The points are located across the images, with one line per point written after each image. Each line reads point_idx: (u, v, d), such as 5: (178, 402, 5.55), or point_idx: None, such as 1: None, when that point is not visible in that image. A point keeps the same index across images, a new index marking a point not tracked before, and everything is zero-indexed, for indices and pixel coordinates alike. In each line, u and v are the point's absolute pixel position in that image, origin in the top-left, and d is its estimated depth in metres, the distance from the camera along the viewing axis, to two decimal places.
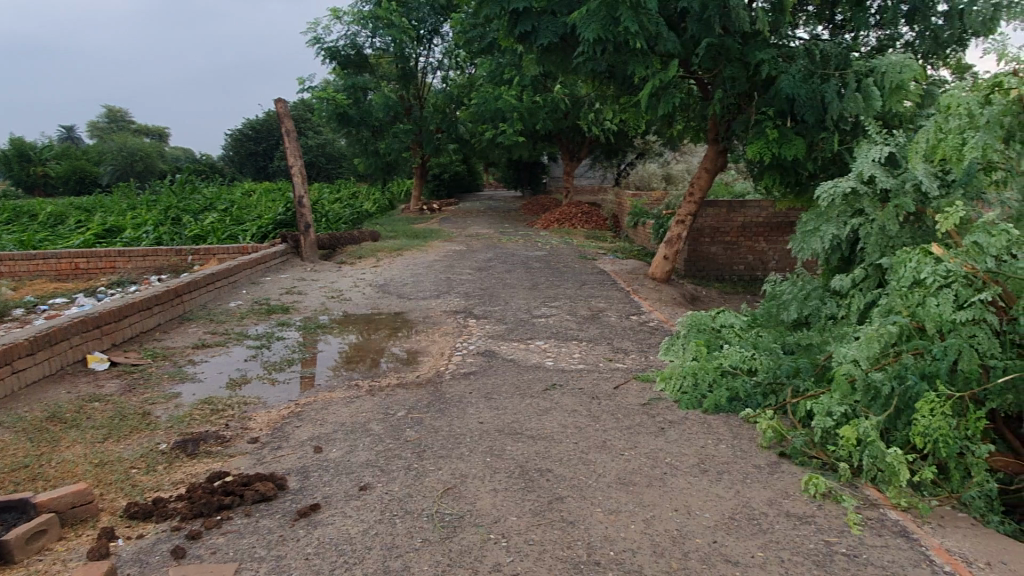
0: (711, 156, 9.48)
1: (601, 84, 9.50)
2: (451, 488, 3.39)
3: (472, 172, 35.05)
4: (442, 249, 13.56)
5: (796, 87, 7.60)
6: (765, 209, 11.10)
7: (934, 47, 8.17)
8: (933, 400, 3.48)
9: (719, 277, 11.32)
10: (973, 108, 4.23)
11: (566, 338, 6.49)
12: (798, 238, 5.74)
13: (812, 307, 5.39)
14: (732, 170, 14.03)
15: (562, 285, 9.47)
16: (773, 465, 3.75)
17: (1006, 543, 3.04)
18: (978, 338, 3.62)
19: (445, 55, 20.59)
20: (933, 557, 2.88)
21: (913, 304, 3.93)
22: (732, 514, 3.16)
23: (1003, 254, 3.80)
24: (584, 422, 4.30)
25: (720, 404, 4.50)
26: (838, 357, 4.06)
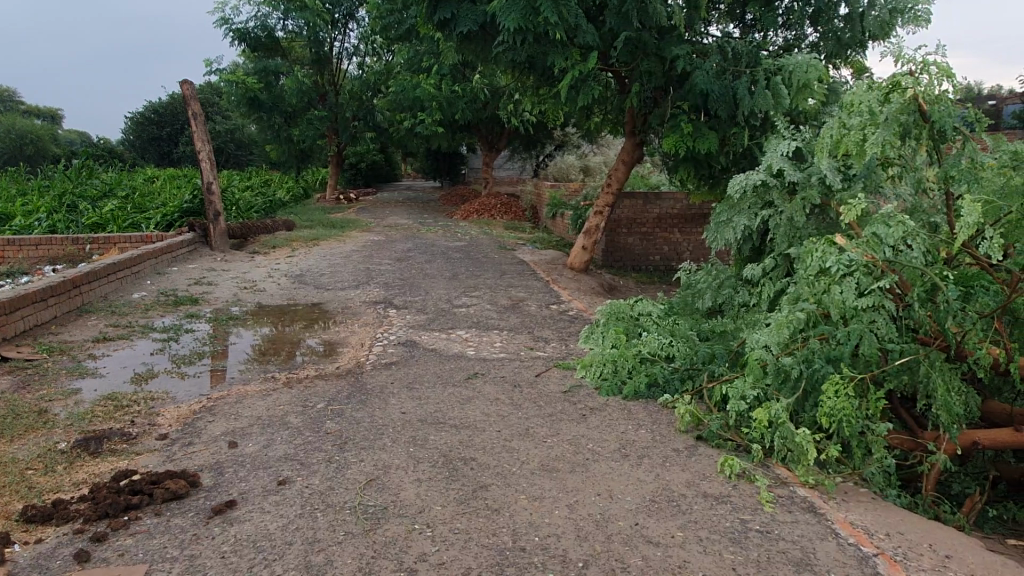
0: (629, 148, 9.66)
1: (521, 74, 9.53)
2: (374, 480, 3.32)
3: (390, 161, 34.52)
4: (361, 239, 13.32)
5: (710, 82, 7.86)
6: (680, 202, 11.43)
7: (837, 49, 8.52)
8: (838, 382, 3.66)
9: (636, 267, 11.56)
10: (873, 106, 4.42)
11: (488, 328, 6.49)
12: (712, 228, 5.93)
13: (725, 295, 5.60)
14: (647, 163, 14.37)
15: (483, 275, 9.45)
16: (691, 448, 3.86)
17: (903, 515, 3.26)
18: (877, 323, 3.82)
19: (361, 40, 20.16)
20: (839, 530, 3.03)
21: (819, 292, 4.09)
22: (653, 497, 3.24)
23: (900, 244, 3.95)
24: (507, 411, 4.31)
25: (640, 391, 4.59)
26: (751, 342, 4.22)
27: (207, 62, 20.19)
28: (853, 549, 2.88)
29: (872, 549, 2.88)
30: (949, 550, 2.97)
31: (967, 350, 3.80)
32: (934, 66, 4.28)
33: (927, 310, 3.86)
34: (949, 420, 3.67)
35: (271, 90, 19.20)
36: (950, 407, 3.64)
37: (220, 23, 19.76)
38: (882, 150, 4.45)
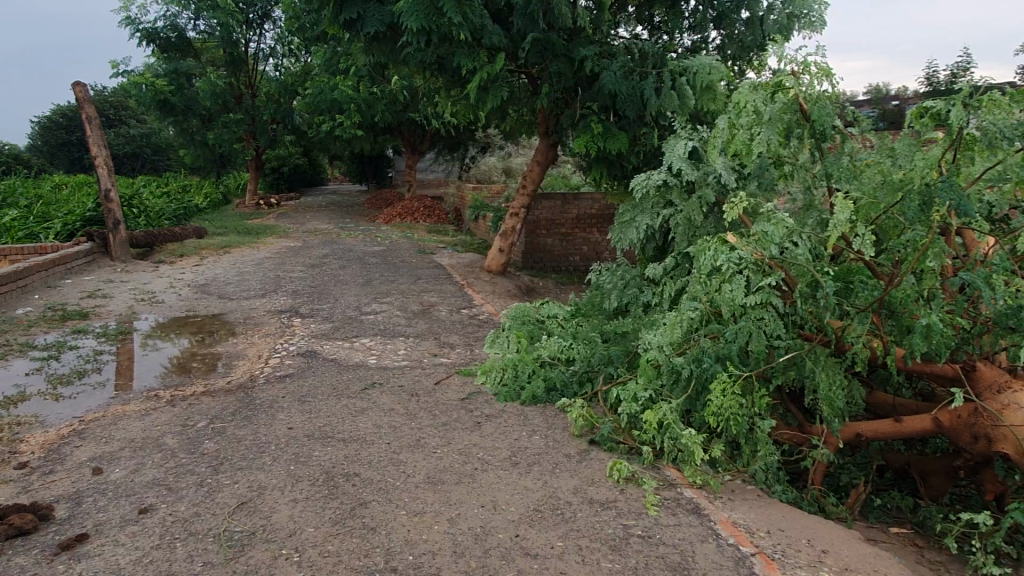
0: (543, 149, 9.57)
1: (431, 75, 9.36)
2: (246, 503, 3.14)
3: (315, 165, 33.78)
4: (276, 246, 12.92)
5: (617, 82, 7.85)
6: (597, 202, 11.48)
7: (740, 50, 8.68)
8: (725, 381, 3.67)
9: (556, 268, 11.52)
10: (759, 106, 4.47)
11: (393, 335, 6.34)
12: (616, 228, 5.92)
13: (630, 295, 5.53)
14: (568, 164, 14.42)
15: (397, 280, 9.27)
16: (583, 453, 3.81)
17: (786, 511, 3.28)
18: (765, 320, 3.83)
19: (277, 42, 19.36)
20: (719, 530, 3.02)
21: (711, 290, 4.09)
22: (537, 506, 3.16)
23: (786, 241, 3.95)
24: (399, 421, 4.17)
25: (537, 395, 4.54)
26: (645, 343, 4.22)
27: (114, 64, 19.27)
28: (731, 550, 2.87)
29: (750, 549, 2.87)
30: (826, 545, 2.99)
31: (847, 344, 3.86)
32: (814, 66, 4.37)
33: (810, 306, 3.90)
34: (831, 415, 3.71)
35: (182, 93, 18.47)
36: (832, 401, 3.68)
37: (126, 23, 18.87)
38: (769, 148, 4.52)
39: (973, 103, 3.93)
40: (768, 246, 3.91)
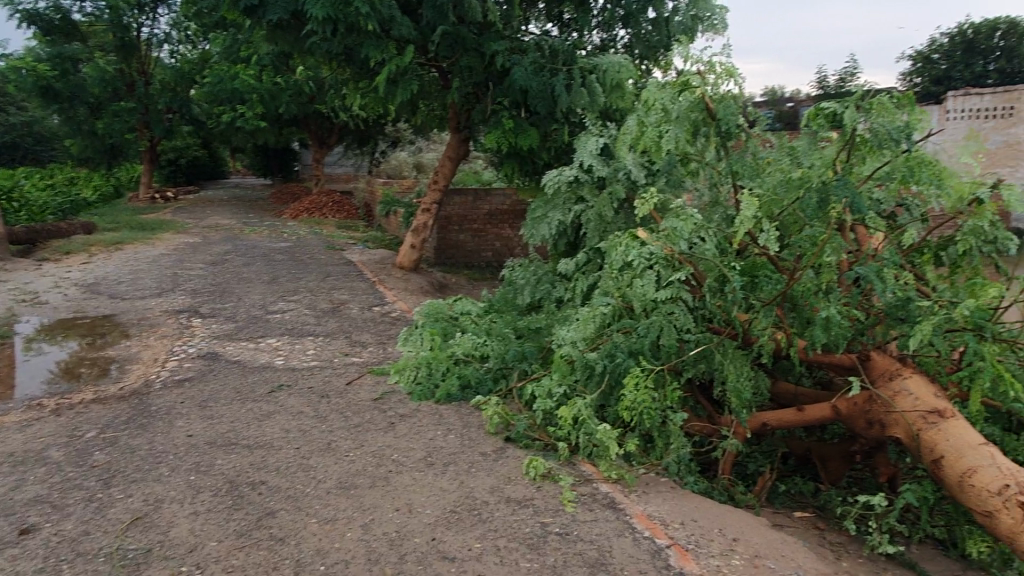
0: (454, 144, 9.47)
1: (338, 67, 9.09)
2: (141, 518, 2.94)
3: (215, 158, 32.38)
4: (173, 242, 12.27)
5: (528, 78, 7.85)
6: (509, 198, 11.48)
7: (647, 50, 8.86)
8: (638, 375, 3.71)
9: (469, 264, 11.44)
10: (666, 104, 4.54)
11: (301, 334, 6.12)
12: (528, 224, 5.91)
13: (543, 291, 5.54)
14: (479, 159, 14.38)
15: (304, 277, 8.97)
16: (499, 451, 3.77)
17: (697, 502, 3.34)
18: (675, 314, 3.90)
19: (173, 26, 18.19)
20: (635, 524, 3.04)
21: (623, 286, 4.14)
22: (454, 507, 3.11)
23: (694, 237, 4.03)
24: (308, 425, 4.01)
25: (452, 394, 4.47)
26: (559, 339, 4.22)
27: None
28: (647, 543, 2.90)
29: (665, 541, 2.91)
30: (736, 533, 3.07)
31: (753, 337, 3.97)
32: (719, 67, 4.47)
33: (718, 300, 4.00)
34: (739, 405, 3.82)
35: (67, 78, 17.25)
36: (739, 392, 3.79)
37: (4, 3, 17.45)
38: (677, 146, 4.61)
39: (864, 106, 4.14)
40: (677, 241, 3.97)
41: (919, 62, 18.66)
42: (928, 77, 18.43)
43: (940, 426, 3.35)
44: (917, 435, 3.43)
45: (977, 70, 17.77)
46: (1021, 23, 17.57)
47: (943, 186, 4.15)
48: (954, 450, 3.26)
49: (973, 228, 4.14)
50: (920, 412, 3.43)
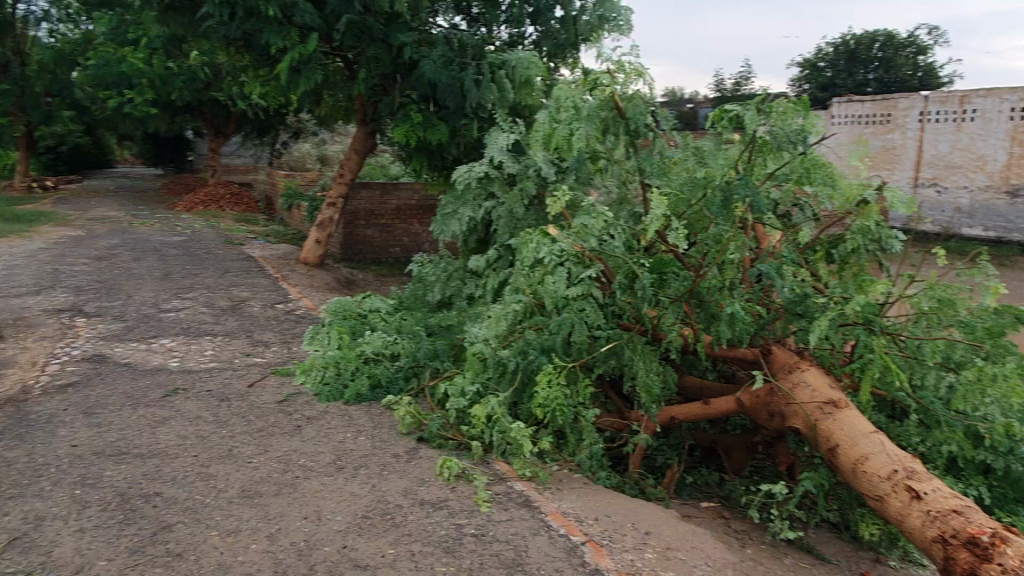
0: (360, 137, 9.22)
1: (237, 53, 8.68)
2: (19, 539, 2.69)
3: (100, 146, 30.39)
4: (53, 235, 11.40)
5: (436, 72, 7.80)
6: (417, 192, 11.30)
7: (555, 48, 8.84)
8: (551, 372, 3.71)
9: (377, 260, 11.19)
10: (577, 101, 4.59)
11: (198, 334, 5.80)
12: (438, 220, 5.83)
13: (454, 288, 5.47)
14: (386, 153, 14.12)
15: (201, 273, 8.53)
16: (412, 451, 3.69)
17: (610, 497, 3.38)
18: (586, 311, 3.93)
19: (52, 4, 16.94)
20: (550, 521, 3.04)
21: (534, 283, 4.14)
22: (366, 512, 3.01)
23: (604, 234, 4.07)
24: (208, 431, 3.79)
25: (362, 394, 4.35)
26: (471, 337, 4.18)
27: None
28: (563, 540, 2.90)
29: (580, 538, 2.92)
30: (648, 527, 3.12)
31: (662, 333, 4.05)
32: (627, 66, 4.53)
33: (627, 296, 4.05)
34: (649, 400, 3.89)
35: None
36: (649, 387, 3.86)
37: None
38: (587, 143, 4.64)
39: (765, 109, 4.30)
40: (588, 238, 4.01)
41: (807, 69, 19.78)
42: (815, 84, 19.52)
43: (834, 416, 3.53)
44: (815, 425, 3.59)
45: (859, 79, 18.98)
46: (897, 36, 18.79)
47: (836, 187, 4.40)
48: (848, 438, 3.42)
49: (861, 227, 4.30)
50: (816, 403, 3.60)
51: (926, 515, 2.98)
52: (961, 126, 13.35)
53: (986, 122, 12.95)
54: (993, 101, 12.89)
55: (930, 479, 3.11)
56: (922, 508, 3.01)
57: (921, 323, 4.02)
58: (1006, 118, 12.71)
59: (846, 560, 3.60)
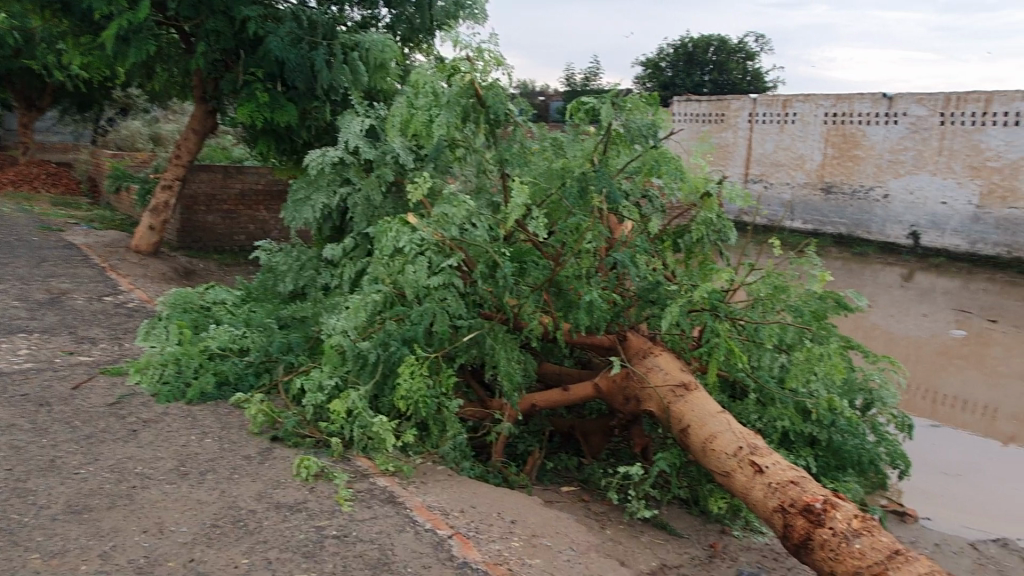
0: (199, 116, 8.54)
1: (52, 16, 7.77)
2: None
3: None
4: None
5: (284, 49, 7.28)
6: (263, 177, 10.66)
7: (409, 32, 8.63)
8: (413, 363, 3.61)
9: (219, 248, 10.46)
10: (435, 87, 4.45)
11: (9, 331, 5.14)
12: (288, 206, 5.53)
13: (308, 277, 5.20)
14: (228, 134, 13.25)
15: (11, 262, 7.58)
16: (264, 452, 3.47)
17: (475, 487, 3.36)
18: (447, 300, 3.88)
19: None
20: (415, 517, 2.97)
21: (394, 272, 4.02)
22: (214, 521, 2.79)
23: (465, 223, 4.01)
24: (24, 441, 3.36)
25: (207, 392, 4.04)
26: (327, 329, 3.99)
27: None
28: (429, 535, 2.83)
29: (447, 531, 2.86)
30: (514, 515, 3.13)
31: (523, 321, 4.08)
32: (487, 54, 4.40)
33: (489, 285, 4.03)
34: (512, 389, 3.90)
35: None
36: (511, 375, 3.86)
37: None
38: (446, 131, 4.53)
39: (620, 103, 4.44)
40: (448, 227, 3.96)
41: (650, 68, 20.79)
42: (656, 83, 20.55)
43: (685, 399, 3.70)
44: (668, 408, 3.75)
45: (695, 80, 20.23)
46: (728, 41, 20.16)
47: (684, 179, 4.57)
48: (697, 419, 3.60)
49: (705, 219, 4.62)
50: (669, 387, 3.76)
51: (767, 487, 3.18)
52: (784, 127, 14.70)
53: (805, 124, 14.35)
54: (810, 105, 14.33)
55: (770, 454, 3.33)
56: (764, 481, 3.21)
57: (757, 307, 4.24)
58: (821, 121, 14.15)
59: (696, 533, 3.80)
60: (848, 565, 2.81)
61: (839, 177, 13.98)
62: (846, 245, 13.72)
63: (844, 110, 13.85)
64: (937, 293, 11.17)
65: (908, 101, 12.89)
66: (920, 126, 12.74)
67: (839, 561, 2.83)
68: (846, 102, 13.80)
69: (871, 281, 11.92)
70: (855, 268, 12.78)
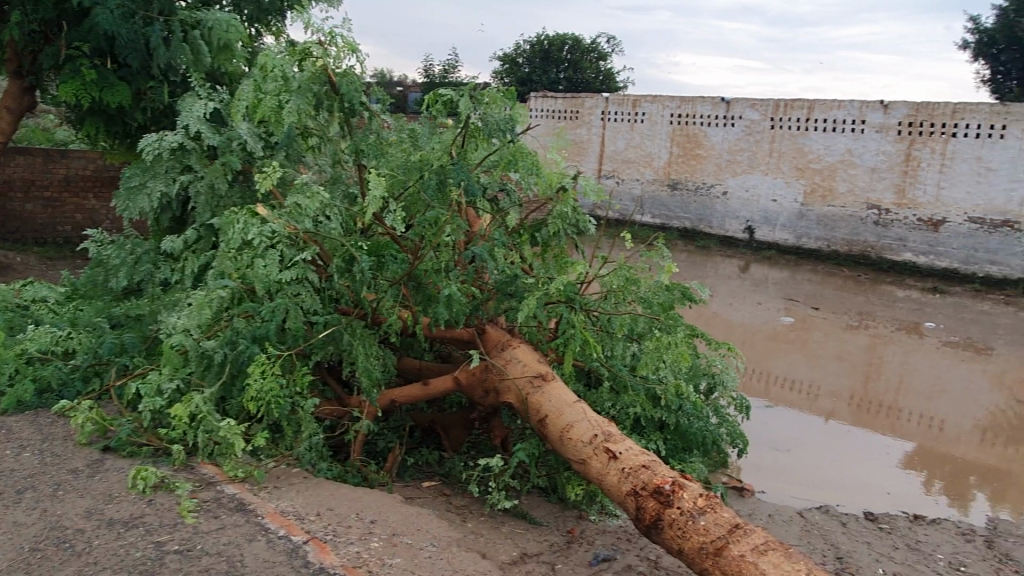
0: (13, 93, 7.55)
1: None
2: None
3: None
4: None
5: (114, 24, 6.66)
6: (92, 161, 9.68)
7: (258, 13, 8.11)
8: (264, 362, 3.41)
9: (40, 240, 9.39)
10: (284, 71, 4.14)
11: None
12: (121, 194, 5.08)
13: (144, 272, 4.77)
14: (49, 114, 11.96)
15: None
16: (95, 465, 3.17)
17: (332, 489, 3.24)
18: (302, 295, 3.72)
19: None
20: (268, 524, 2.81)
21: (242, 266, 3.79)
22: (35, 544, 2.56)
23: (320, 215, 3.83)
24: None
25: (24, 400, 3.66)
26: (167, 328, 3.70)
27: None
28: (282, 543, 2.69)
29: (302, 537, 2.74)
30: (373, 515, 3.05)
31: (381, 316, 3.98)
32: (341, 39, 4.24)
33: (346, 280, 3.89)
34: (371, 385, 3.78)
35: None
36: (370, 372, 3.74)
37: None
38: (297, 118, 4.29)
39: (478, 97, 4.33)
40: (302, 219, 3.77)
41: (507, 63, 21.04)
42: (514, 78, 20.86)
43: (543, 389, 3.78)
44: (526, 399, 3.81)
45: (551, 77, 20.70)
46: (582, 41, 20.80)
47: (539, 174, 4.64)
48: (555, 409, 3.68)
49: (560, 213, 4.71)
50: (527, 378, 3.82)
51: (621, 472, 3.29)
52: (634, 125, 15.36)
53: (652, 124, 15.06)
54: (657, 106, 15.04)
55: (624, 440, 3.45)
56: (618, 466, 3.33)
57: (610, 299, 4.43)
58: (667, 121, 14.91)
59: (554, 520, 3.89)
60: (694, 541, 2.91)
61: (684, 175, 14.82)
62: (691, 238, 14.62)
63: (688, 111, 14.66)
64: (769, 283, 12.15)
65: (743, 105, 13.85)
66: (754, 129, 13.77)
67: (685, 538, 2.93)
68: (690, 104, 14.60)
69: (713, 272, 12.75)
70: (698, 260, 13.63)
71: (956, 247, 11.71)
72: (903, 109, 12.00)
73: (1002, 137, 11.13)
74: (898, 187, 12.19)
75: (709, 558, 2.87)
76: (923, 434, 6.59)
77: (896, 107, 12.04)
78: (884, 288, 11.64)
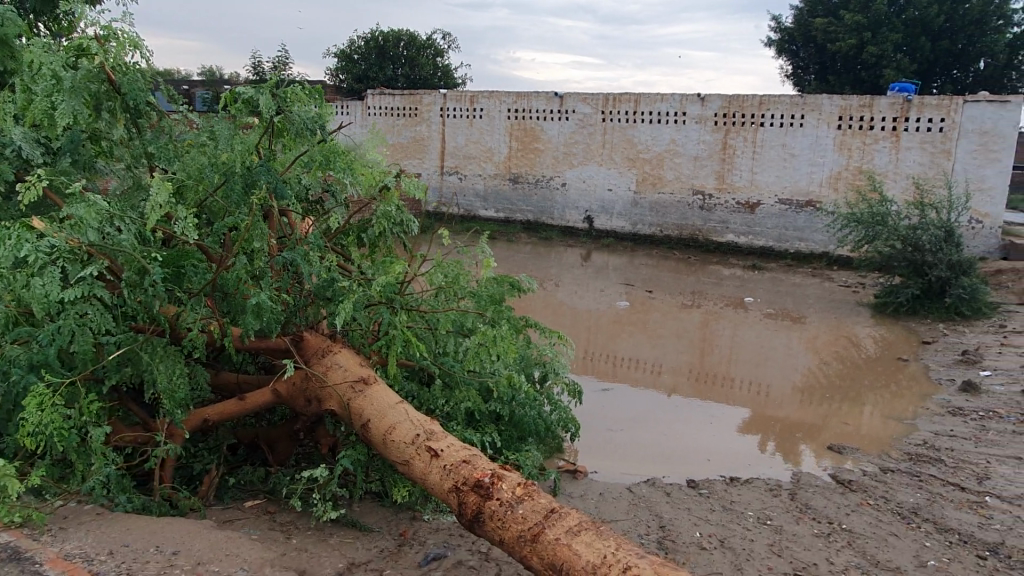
0: None
1: None
2: None
3: None
4: None
5: None
6: None
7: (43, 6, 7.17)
8: (41, 394, 3.05)
9: None
10: (56, 70, 3.77)
11: None
12: None
13: None
14: None
15: None
16: None
17: (130, 523, 2.99)
18: (88, 316, 3.33)
19: None
20: (47, 571, 2.55)
21: (16, 287, 3.38)
22: None
23: (104, 226, 3.47)
24: None
25: None
26: None
27: None
28: None
29: None
30: (175, 545, 2.86)
31: (182, 332, 3.70)
32: (120, 34, 3.92)
33: (138, 295, 3.53)
34: (173, 407, 3.53)
35: None
36: (173, 393, 3.48)
37: None
38: (76, 121, 3.87)
39: (279, 93, 4.08)
40: (84, 231, 3.41)
41: (342, 60, 20.42)
42: (349, 75, 20.41)
43: (365, 393, 3.69)
44: (348, 404, 3.70)
45: (389, 73, 20.36)
46: (417, 36, 20.68)
47: (357, 175, 4.62)
48: (376, 412, 3.61)
49: (384, 213, 4.58)
50: (348, 382, 3.72)
51: (443, 470, 3.29)
52: (471, 121, 15.37)
53: (489, 119, 15.15)
54: (493, 102, 15.11)
55: (445, 437, 3.46)
56: (439, 464, 3.32)
57: (439, 296, 4.48)
58: (504, 117, 15.04)
59: (386, 524, 3.83)
60: (513, 531, 2.94)
61: (523, 168, 15.09)
62: (534, 231, 15.00)
63: (523, 106, 14.86)
64: (609, 269, 12.66)
65: (575, 100, 14.27)
66: (587, 122, 14.26)
67: (505, 528, 2.96)
68: (524, 99, 14.81)
69: (556, 262, 13.11)
70: (542, 251, 13.96)
71: (770, 227, 12.81)
72: (718, 102, 12.94)
73: (801, 125, 12.27)
74: (718, 174, 13.14)
75: (527, 545, 2.90)
76: (748, 399, 7.14)
77: (712, 100, 12.97)
78: (710, 268, 12.49)
